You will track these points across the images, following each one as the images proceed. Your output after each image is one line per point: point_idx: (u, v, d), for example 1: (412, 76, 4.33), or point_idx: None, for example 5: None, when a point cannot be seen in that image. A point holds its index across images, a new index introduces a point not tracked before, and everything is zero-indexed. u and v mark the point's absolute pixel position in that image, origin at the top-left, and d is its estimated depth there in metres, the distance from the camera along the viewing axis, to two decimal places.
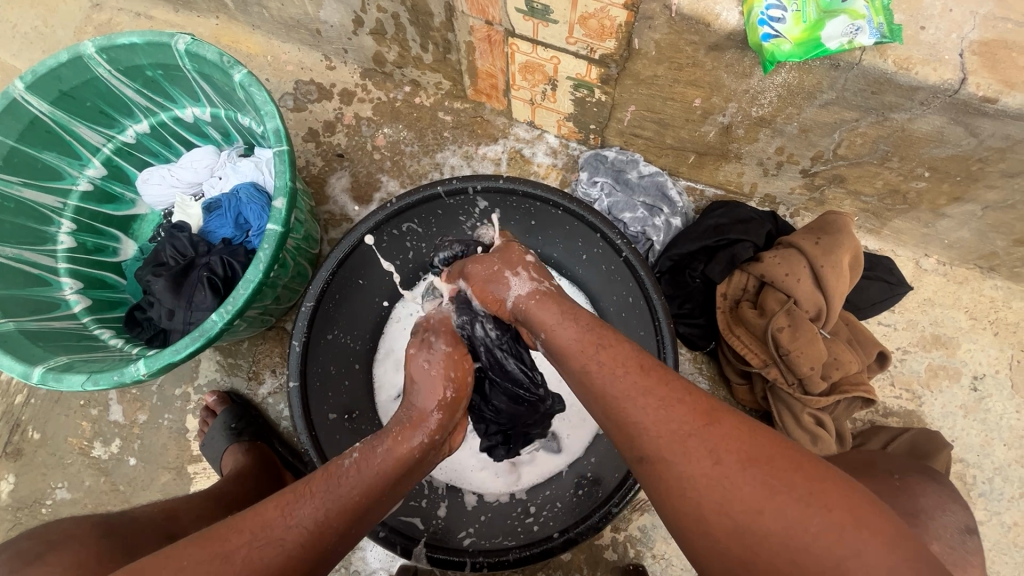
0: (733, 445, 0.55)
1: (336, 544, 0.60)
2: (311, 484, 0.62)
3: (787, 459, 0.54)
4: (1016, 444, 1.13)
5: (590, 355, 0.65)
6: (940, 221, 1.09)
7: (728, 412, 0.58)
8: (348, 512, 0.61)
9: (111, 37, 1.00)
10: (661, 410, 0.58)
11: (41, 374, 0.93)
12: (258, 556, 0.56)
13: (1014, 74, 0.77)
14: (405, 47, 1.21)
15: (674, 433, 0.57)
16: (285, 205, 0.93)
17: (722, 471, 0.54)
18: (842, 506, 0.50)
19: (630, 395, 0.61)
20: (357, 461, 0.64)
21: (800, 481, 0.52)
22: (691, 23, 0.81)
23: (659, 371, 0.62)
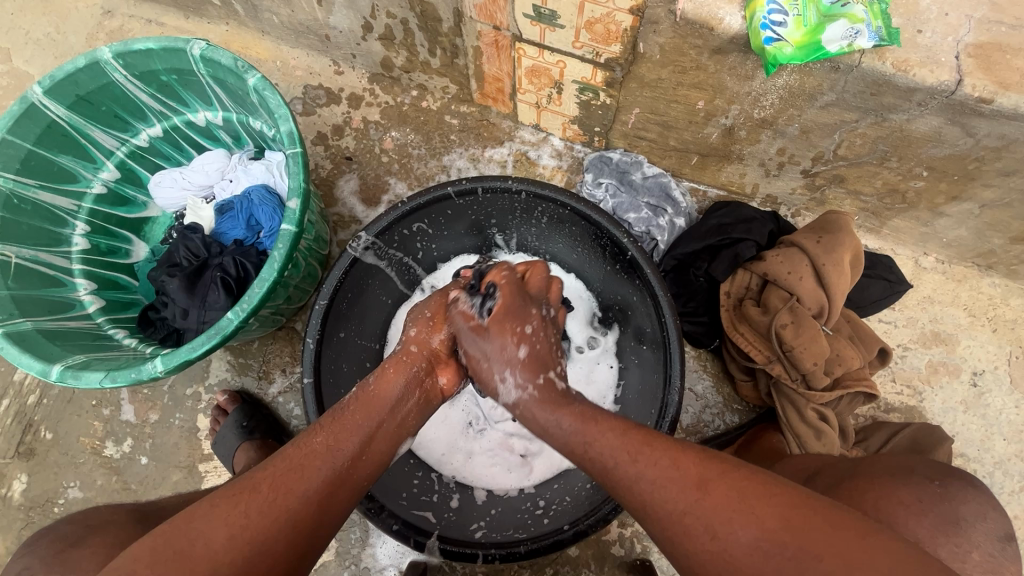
0: (725, 512, 0.56)
1: (352, 468, 0.66)
2: (321, 423, 0.69)
3: (777, 513, 0.55)
4: (1015, 439, 1.15)
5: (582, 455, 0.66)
6: (938, 220, 1.11)
7: (715, 470, 0.60)
8: (356, 437, 0.69)
9: (127, 43, 1.02)
10: (655, 488, 0.61)
11: (60, 372, 0.95)
12: (285, 480, 0.62)
13: (1008, 75, 0.79)
14: (413, 52, 1.23)
15: (671, 515, 0.59)
16: (299, 206, 0.95)
17: (721, 544, 0.55)
18: (833, 553, 0.51)
19: (630, 482, 0.63)
20: (355, 397, 0.73)
21: (790, 537, 0.53)
22: (695, 27, 0.83)
23: (647, 450, 0.64)
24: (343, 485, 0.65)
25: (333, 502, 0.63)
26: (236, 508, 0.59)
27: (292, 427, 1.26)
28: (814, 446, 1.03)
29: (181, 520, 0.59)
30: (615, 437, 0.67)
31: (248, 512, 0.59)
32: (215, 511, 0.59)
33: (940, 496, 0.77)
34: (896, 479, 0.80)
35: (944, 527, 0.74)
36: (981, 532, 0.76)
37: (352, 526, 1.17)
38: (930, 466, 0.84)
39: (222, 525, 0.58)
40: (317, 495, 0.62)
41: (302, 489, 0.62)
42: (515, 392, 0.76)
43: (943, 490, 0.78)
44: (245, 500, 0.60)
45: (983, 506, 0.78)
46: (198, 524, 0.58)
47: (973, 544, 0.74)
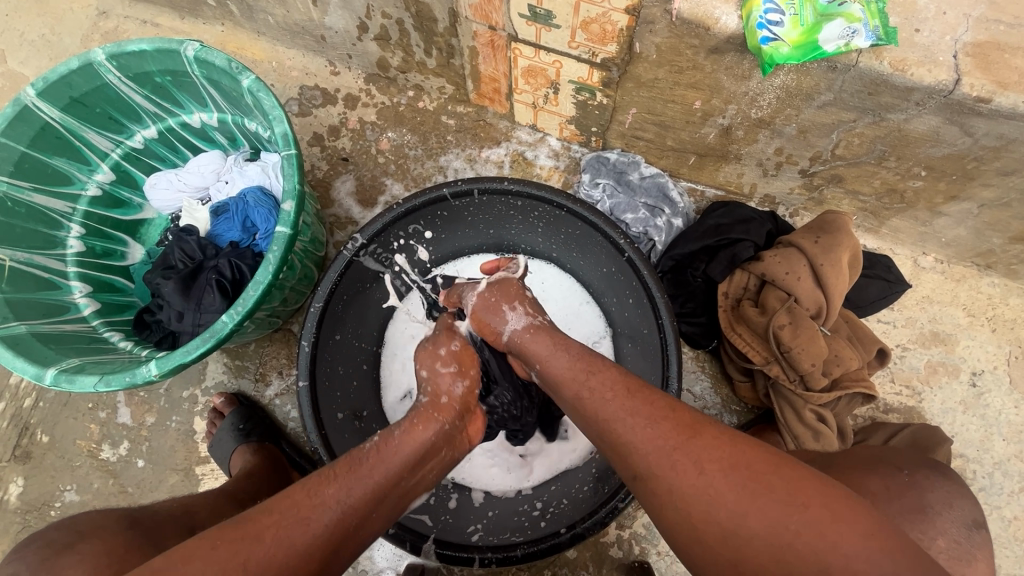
0: (714, 453, 0.58)
1: (359, 525, 0.64)
2: (336, 469, 0.67)
3: (765, 462, 0.57)
4: (1014, 439, 1.15)
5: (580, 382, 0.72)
6: (937, 220, 1.11)
7: (709, 422, 0.62)
8: (370, 494, 0.66)
9: (121, 44, 1.01)
10: (644, 429, 0.63)
11: (54, 375, 0.94)
12: (291, 532, 0.59)
13: (1007, 74, 0.78)
14: (409, 52, 1.23)
15: (659, 449, 0.61)
16: (294, 208, 0.95)
17: (706, 480, 0.57)
18: (816, 502, 0.53)
19: (618, 417, 0.66)
20: (371, 449, 0.70)
21: (776, 483, 0.55)
22: (691, 26, 0.82)
23: (642, 392, 0.68)
24: (348, 543, 0.63)
25: (333, 559, 0.61)
26: (238, 555, 0.56)
27: (289, 430, 1.25)
28: (812, 447, 1.03)
29: (175, 558, 0.56)
30: (616, 375, 0.71)
31: (247, 562, 0.56)
32: (214, 554, 0.56)
33: (908, 486, 0.77)
34: (866, 468, 0.80)
35: (912, 514, 0.74)
36: (948, 521, 0.75)
37: None
38: (903, 458, 0.84)
39: (219, 571, 0.55)
40: (320, 551, 0.60)
41: (305, 543, 0.59)
42: (522, 321, 0.85)
43: (911, 479, 0.79)
44: (245, 535, 0.58)
45: (949, 495, 0.78)
46: (195, 565, 0.55)
47: (939, 531, 0.74)
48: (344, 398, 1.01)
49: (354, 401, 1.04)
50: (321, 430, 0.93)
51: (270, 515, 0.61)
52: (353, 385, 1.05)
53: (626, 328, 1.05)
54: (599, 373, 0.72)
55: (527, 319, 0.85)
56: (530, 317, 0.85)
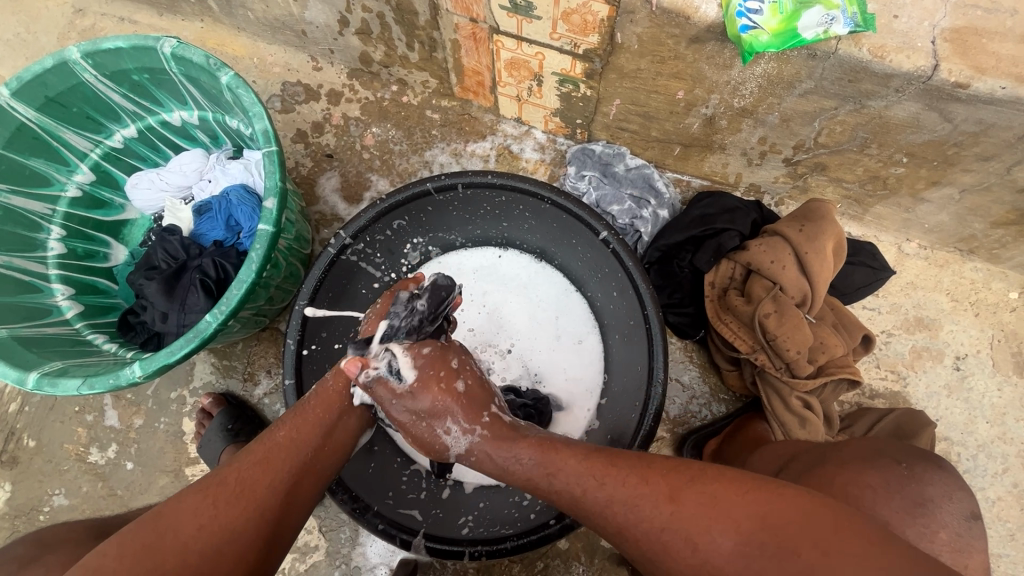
0: (702, 520, 0.58)
1: (314, 459, 0.70)
2: (285, 417, 0.72)
3: (750, 512, 0.57)
4: (997, 422, 1.16)
5: (546, 486, 0.69)
6: (920, 206, 1.11)
7: (685, 478, 0.62)
8: (316, 432, 0.72)
9: (95, 42, 1.00)
10: (631, 514, 0.62)
11: (36, 379, 0.93)
12: (251, 473, 0.65)
13: (984, 60, 0.79)
14: (391, 46, 1.22)
15: (649, 532, 0.60)
16: (276, 205, 0.94)
17: (701, 552, 0.57)
18: (806, 546, 0.52)
19: (599, 511, 0.65)
20: (316, 395, 0.76)
21: (765, 534, 0.54)
22: (672, 16, 0.83)
23: (614, 473, 0.65)
24: (305, 477, 0.68)
25: (297, 494, 0.67)
26: (204, 503, 0.61)
27: None
28: (798, 435, 1.03)
29: (151, 517, 0.61)
30: (577, 462, 0.68)
31: (217, 505, 0.61)
32: (184, 505, 0.61)
33: (908, 479, 0.78)
34: (866, 462, 0.81)
35: (912, 508, 0.75)
36: (948, 512, 0.76)
37: (341, 525, 1.17)
38: (902, 448, 0.84)
39: (191, 516, 0.60)
40: (282, 486, 0.65)
41: (268, 479, 0.65)
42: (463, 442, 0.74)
43: (909, 472, 0.79)
44: (208, 487, 0.63)
45: (951, 487, 0.78)
46: (166, 516, 0.60)
47: (941, 524, 0.74)
48: None
49: None
50: None
51: (229, 467, 0.65)
52: None
53: (614, 319, 1.05)
54: (565, 451, 0.70)
55: (469, 438, 0.74)
56: (471, 433, 0.74)
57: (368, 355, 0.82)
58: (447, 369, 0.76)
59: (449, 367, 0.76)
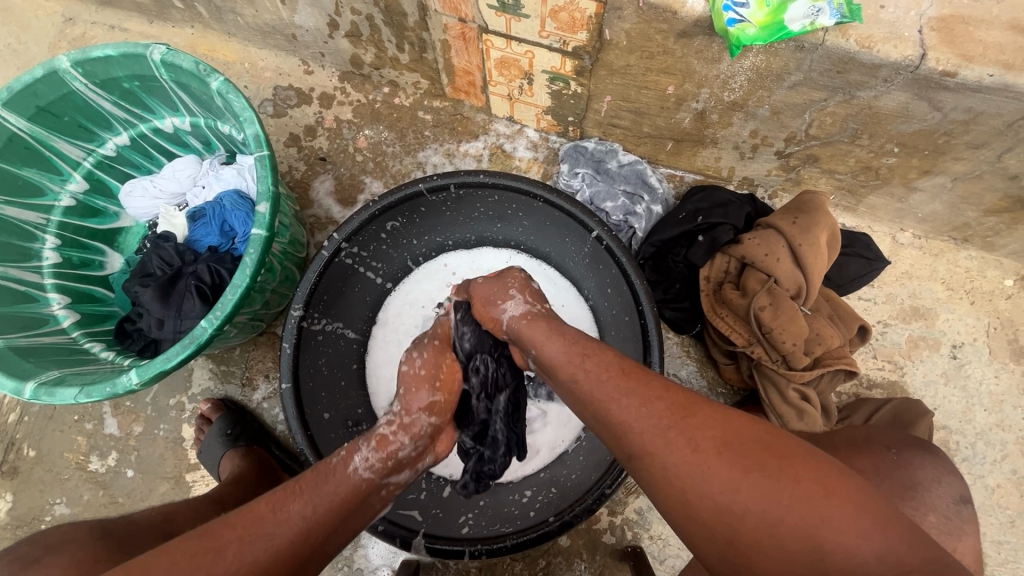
0: (712, 432, 0.57)
1: (325, 541, 0.62)
2: (302, 483, 0.65)
3: (758, 439, 0.56)
4: (995, 409, 1.16)
5: (577, 364, 0.69)
6: (913, 196, 1.11)
7: (704, 400, 0.61)
8: (335, 507, 0.65)
9: (85, 50, 1.00)
10: (643, 407, 0.61)
11: (34, 390, 0.93)
12: (251, 549, 0.57)
13: (971, 47, 0.79)
14: (381, 48, 1.22)
15: (653, 428, 0.59)
16: (268, 210, 0.94)
17: (700, 458, 0.55)
18: (810, 484, 0.52)
19: (614, 397, 0.63)
20: (343, 467, 0.68)
21: (770, 460, 0.54)
22: (659, 11, 0.83)
23: (637, 373, 0.65)
24: (310, 560, 0.61)
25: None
26: (194, 572, 0.55)
27: (277, 433, 1.25)
28: (796, 426, 1.04)
29: (133, 571, 0.55)
30: (611, 359, 0.68)
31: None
32: (175, 569, 0.54)
33: (898, 463, 0.80)
34: (855, 447, 0.83)
35: (900, 491, 0.77)
36: (937, 496, 0.78)
37: None
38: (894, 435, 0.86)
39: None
40: (284, 565, 0.58)
41: (268, 559, 0.58)
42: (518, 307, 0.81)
43: (899, 458, 0.81)
44: (205, 551, 0.56)
45: (939, 472, 0.80)
46: None
47: (931, 507, 0.77)
48: (329, 398, 1.01)
49: (342, 400, 1.04)
50: (306, 430, 0.93)
51: (233, 530, 0.59)
52: (341, 385, 1.05)
53: (610, 315, 1.05)
54: (596, 355, 0.69)
55: (523, 306, 0.81)
56: (527, 305, 0.81)
57: (408, 429, 0.76)
58: (525, 280, 0.86)
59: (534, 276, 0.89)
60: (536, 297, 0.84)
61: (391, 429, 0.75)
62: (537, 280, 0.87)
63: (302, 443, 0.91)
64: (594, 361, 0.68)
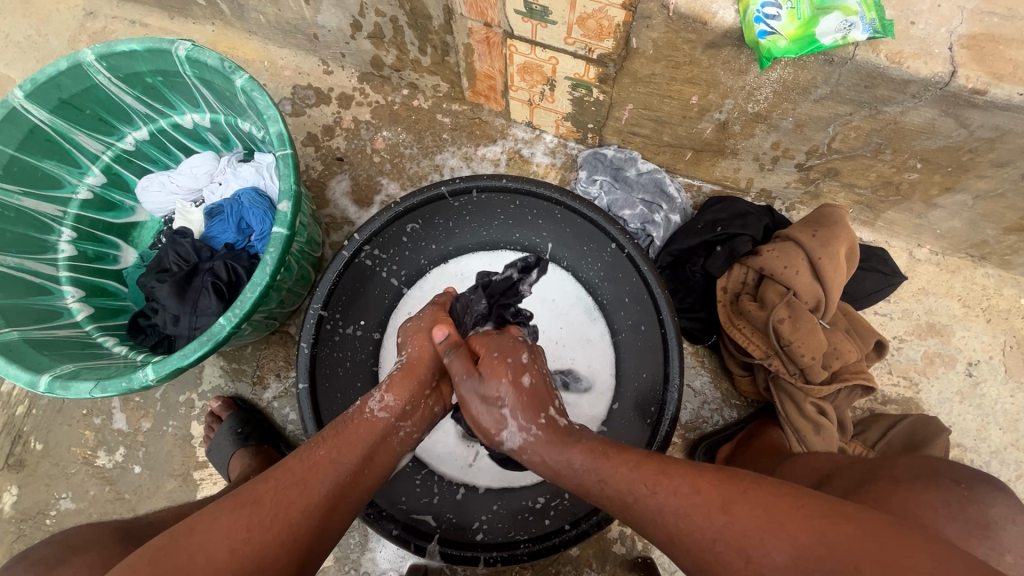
0: (758, 532, 0.56)
1: (354, 481, 0.68)
2: (324, 435, 0.70)
3: (809, 528, 0.55)
4: (1011, 428, 1.16)
5: (598, 484, 0.68)
6: (932, 212, 1.11)
7: (741, 494, 0.59)
8: (358, 449, 0.70)
9: (110, 45, 1.00)
10: (684, 519, 0.60)
11: (48, 382, 0.92)
12: (287, 493, 0.63)
13: (1002, 66, 0.79)
14: (403, 50, 1.22)
15: (699, 542, 0.59)
16: (291, 209, 0.94)
17: (757, 563, 0.55)
18: (870, 564, 0.51)
19: (652, 513, 0.63)
20: (362, 412, 0.74)
21: (822, 549, 0.53)
22: (689, 21, 0.82)
23: (666, 477, 0.64)
24: (342, 498, 0.66)
25: (332, 518, 0.64)
26: (237, 521, 0.60)
27: (288, 433, 1.24)
28: (813, 441, 1.03)
29: (184, 531, 0.59)
30: (629, 470, 0.66)
31: (248, 527, 0.59)
32: (218, 522, 0.60)
33: (968, 500, 0.76)
34: (921, 483, 0.79)
35: (975, 530, 0.74)
36: (1012, 535, 0.75)
37: (351, 530, 1.16)
38: (956, 467, 0.82)
39: (224, 537, 0.58)
40: (318, 508, 0.63)
41: (303, 502, 0.62)
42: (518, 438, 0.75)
43: (969, 492, 0.77)
44: (245, 504, 0.61)
45: (1010, 509, 0.77)
46: (201, 534, 0.59)
47: (1006, 547, 0.74)
48: (345, 400, 1.01)
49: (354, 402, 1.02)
50: (322, 432, 0.93)
51: (265, 482, 0.64)
52: (357, 387, 1.04)
53: (626, 323, 1.05)
54: (616, 457, 0.68)
55: (523, 435, 0.74)
56: (525, 433, 0.74)
57: (415, 366, 0.80)
58: (514, 364, 0.80)
59: (518, 360, 0.81)
60: (530, 411, 0.76)
61: (399, 369, 0.80)
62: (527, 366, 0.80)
63: None
64: (610, 480, 0.66)
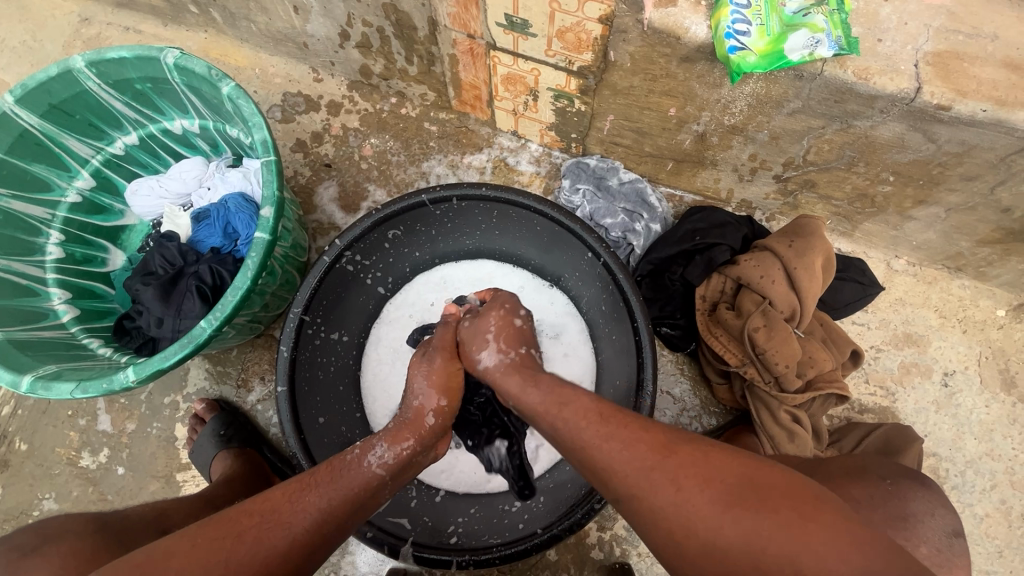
0: (690, 469, 0.59)
1: (336, 528, 0.66)
2: (317, 475, 0.69)
3: (738, 476, 0.58)
4: (985, 438, 1.17)
5: (554, 414, 0.70)
6: (908, 224, 1.13)
7: (681, 439, 0.63)
8: (346, 498, 0.68)
9: (100, 52, 1.02)
10: (621, 452, 0.62)
11: (30, 383, 0.94)
12: (270, 533, 0.62)
13: (965, 83, 0.81)
14: (390, 60, 1.24)
15: (639, 471, 0.60)
16: (273, 214, 0.95)
17: (685, 497, 0.57)
18: (789, 510, 0.54)
19: (595, 443, 0.64)
20: (359, 458, 0.72)
21: (748, 492, 0.56)
22: (662, 35, 0.84)
23: (616, 416, 0.67)
24: (319, 549, 0.64)
25: (308, 562, 0.63)
26: (217, 555, 0.59)
27: (271, 436, 1.25)
28: (787, 448, 1.04)
29: (154, 570, 0.58)
30: (589, 402, 0.69)
31: (225, 567, 0.59)
32: (195, 552, 0.59)
33: (891, 494, 0.80)
34: (852, 476, 0.83)
35: (897, 521, 0.78)
36: (931, 528, 0.79)
37: None
38: (885, 465, 0.87)
39: (201, 570, 0.58)
40: (297, 550, 0.62)
41: (285, 544, 0.62)
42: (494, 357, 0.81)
43: (894, 487, 0.82)
44: (227, 535, 0.61)
45: (933, 503, 0.81)
46: (176, 562, 0.58)
47: (921, 538, 0.78)
48: (325, 403, 1.02)
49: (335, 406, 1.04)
50: (300, 434, 0.92)
51: (251, 517, 0.64)
52: (340, 391, 1.06)
53: (605, 333, 1.06)
54: (571, 396, 0.71)
55: (499, 355, 0.81)
56: (502, 354, 0.81)
57: (416, 426, 0.78)
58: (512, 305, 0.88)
59: (512, 309, 0.87)
60: (512, 342, 0.83)
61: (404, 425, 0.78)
62: (521, 313, 0.87)
63: (295, 447, 0.91)
64: (570, 407, 0.69)
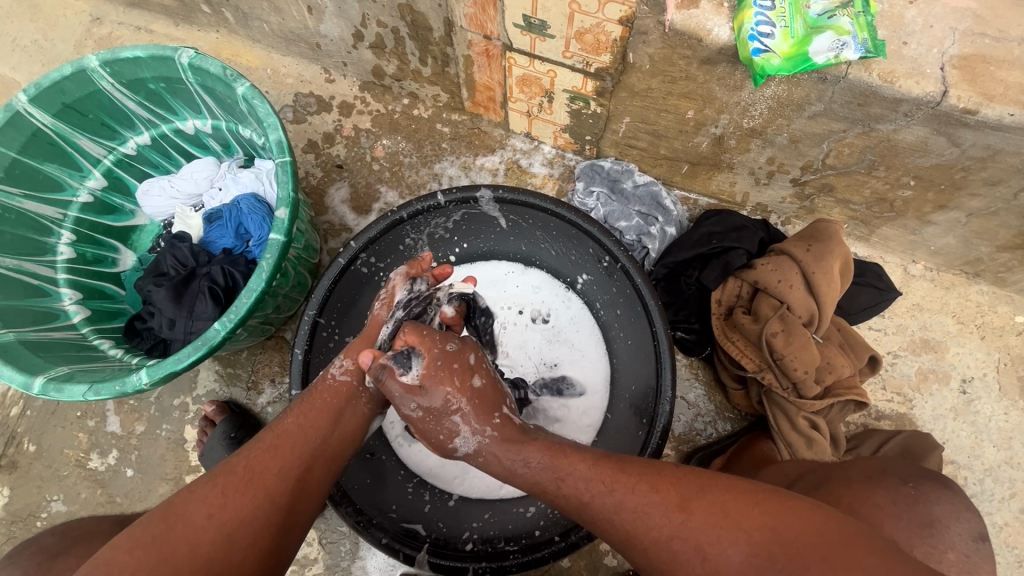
0: (710, 529, 0.58)
1: (323, 445, 0.72)
2: (293, 405, 0.75)
3: (764, 525, 0.57)
4: (1004, 445, 1.16)
5: (553, 491, 0.69)
6: (927, 229, 1.12)
7: (693, 489, 0.62)
8: (324, 416, 0.74)
9: (115, 51, 1.01)
10: (642, 517, 0.62)
11: (42, 385, 0.93)
12: (260, 460, 0.67)
13: (992, 87, 0.80)
14: (404, 60, 1.23)
15: (660, 540, 0.60)
16: (288, 215, 0.94)
17: (712, 564, 0.57)
18: (817, 560, 0.52)
19: (608, 514, 0.64)
20: (326, 378, 0.78)
21: (775, 546, 0.55)
22: (684, 37, 0.83)
23: (621, 476, 0.65)
24: (314, 467, 0.70)
25: (307, 483, 0.69)
26: (215, 491, 0.64)
27: None
28: (804, 454, 1.04)
29: (157, 520, 0.61)
30: (586, 469, 0.68)
31: (225, 494, 0.63)
32: (194, 495, 0.63)
33: (914, 499, 0.79)
34: (871, 481, 0.82)
35: (920, 528, 0.76)
36: (955, 532, 0.77)
37: (341, 538, 1.16)
38: (906, 470, 0.86)
39: (203, 507, 0.62)
40: (291, 472, 0.68)
41: (276, 466, 0.67)
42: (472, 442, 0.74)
43: (917, 491, 0.80)
44: (220, 475, 0.65)
45: (957, 507, 0.80)
46: (180, 509, 0.62)
47: (949, 544, 0.76)
48: None
49: None
50: None
51: (240, 455, 0.68)
52: None
53: (621, 337, 1.05)
54: (572, 457, 0.69)
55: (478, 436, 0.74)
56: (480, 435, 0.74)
57: (370, 338, 0.84)
58: (460, 368, 0.75)
59: (464, 363, 0.76)
60: (484, 414, 0.74)
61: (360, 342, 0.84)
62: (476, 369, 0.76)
63: None
64: (568, 484, 0.67)
